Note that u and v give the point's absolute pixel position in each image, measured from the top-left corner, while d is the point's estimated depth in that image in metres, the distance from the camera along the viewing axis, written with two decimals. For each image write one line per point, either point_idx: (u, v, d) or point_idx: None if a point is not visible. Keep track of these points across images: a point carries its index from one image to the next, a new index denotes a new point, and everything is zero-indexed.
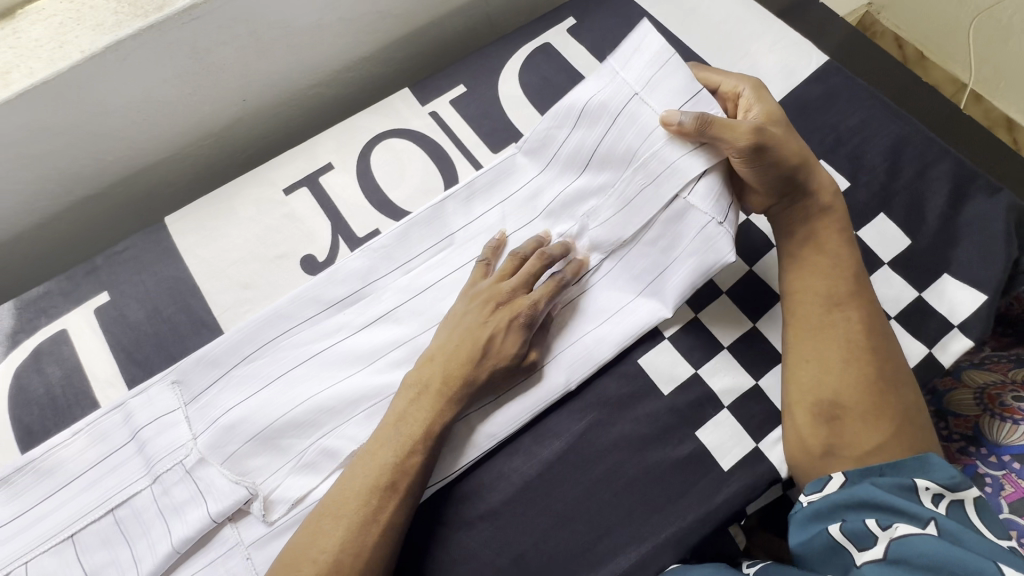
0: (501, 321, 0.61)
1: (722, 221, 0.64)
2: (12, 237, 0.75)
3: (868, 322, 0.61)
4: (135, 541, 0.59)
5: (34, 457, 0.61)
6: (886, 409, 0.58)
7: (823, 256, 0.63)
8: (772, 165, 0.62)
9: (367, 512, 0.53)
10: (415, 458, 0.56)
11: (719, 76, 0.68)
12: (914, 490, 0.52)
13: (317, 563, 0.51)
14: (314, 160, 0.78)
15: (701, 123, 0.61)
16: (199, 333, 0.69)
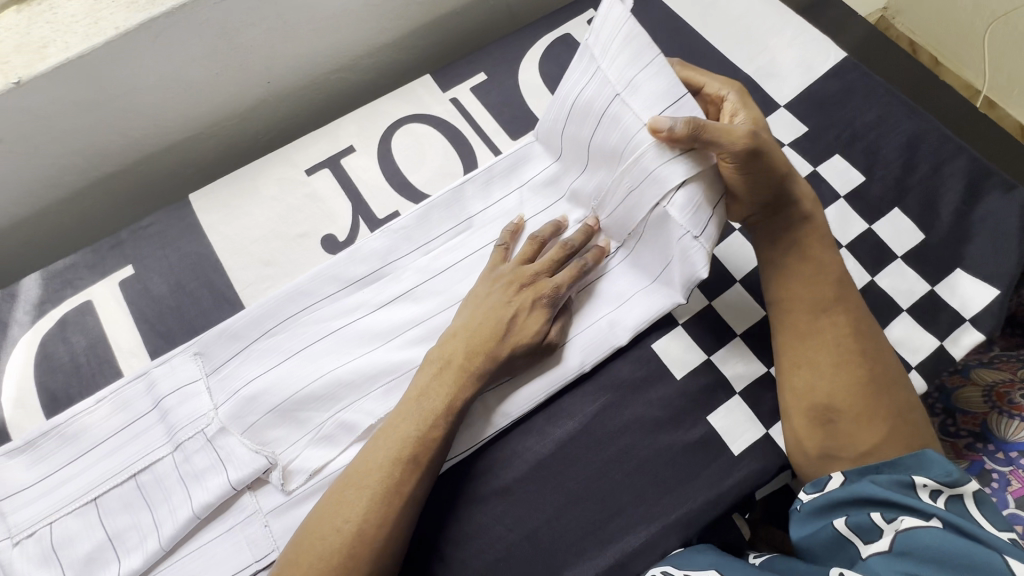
0: (526, 303, 0.62)
1: (698, 234, 0.58)
2: (41, 209, 0.77)
3: (855, 326, 0.60)
4: (157, 506, 0.60)
5: (59, 422, 0.63)
6: (880, 410, 0.57)
7: (809, 260, 0.62)
8: (763, 175, 0.58)
9: (389, 484, 0.54)
10: (437, 434, 0.57)
11: (702, 77, 0.66)
12: (912, 488, 0.52)
13: (342, 532, 0.52)
14: (336, 142, 0.79)
15: (693, 128, 0.55)
16: (221, 307, 0.70)
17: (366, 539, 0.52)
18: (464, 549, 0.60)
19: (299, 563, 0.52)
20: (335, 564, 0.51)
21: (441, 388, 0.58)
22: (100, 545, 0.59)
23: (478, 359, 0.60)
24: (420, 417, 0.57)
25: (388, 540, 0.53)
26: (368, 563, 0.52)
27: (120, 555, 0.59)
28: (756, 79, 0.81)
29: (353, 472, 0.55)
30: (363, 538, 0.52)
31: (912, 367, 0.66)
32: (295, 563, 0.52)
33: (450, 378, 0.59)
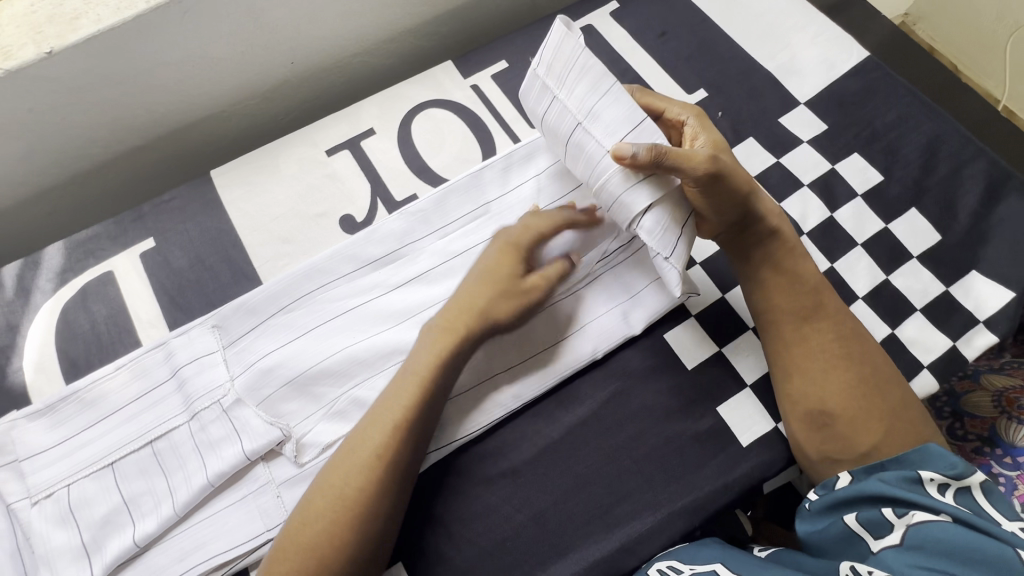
0: (515, 283, 0.61)
1: (668, 255, 0.59)
2: (67, 179, 0.79)
3: (840, 334, 0.61)
4: (171, 473, 0.60)
5: (79, 387, 0.64)
6: (874, 410, 0.58)
7: (789, 270, 0.63)
8: (726, 196, 0.59)
9: (380, 451, 0.54)
10: (423, 397, 0.57)
11: (663, 102, 0.66)
12: (919, 482, 0.52)
13: (339, 498, 0.53)
14: (357, 125, 0.80)
15: (656, 154, 0.54)
16: (239, 283, 0.71)
17: (363, 504, 0.53)
18: (471, 528, 0.60)
19: (302, 529, 0.52)
20: (335, 529, 0.52)
21: (424, 354, 0.58)
22: (115, 509, 0.59)
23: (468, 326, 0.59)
24: (404, 382, 0.57)
25: (386, 504, 0.54)
26: (366, 528, 0.52)
27: (134, 519, 0.59)
28: (777, 76, 0.81)
29: (349, 442, 0.56)
30: (360, 502, 0.53)
31: (924, 366, 0.66)
32: (297, 530, 0.52)
33: (434, 346, 0.58)
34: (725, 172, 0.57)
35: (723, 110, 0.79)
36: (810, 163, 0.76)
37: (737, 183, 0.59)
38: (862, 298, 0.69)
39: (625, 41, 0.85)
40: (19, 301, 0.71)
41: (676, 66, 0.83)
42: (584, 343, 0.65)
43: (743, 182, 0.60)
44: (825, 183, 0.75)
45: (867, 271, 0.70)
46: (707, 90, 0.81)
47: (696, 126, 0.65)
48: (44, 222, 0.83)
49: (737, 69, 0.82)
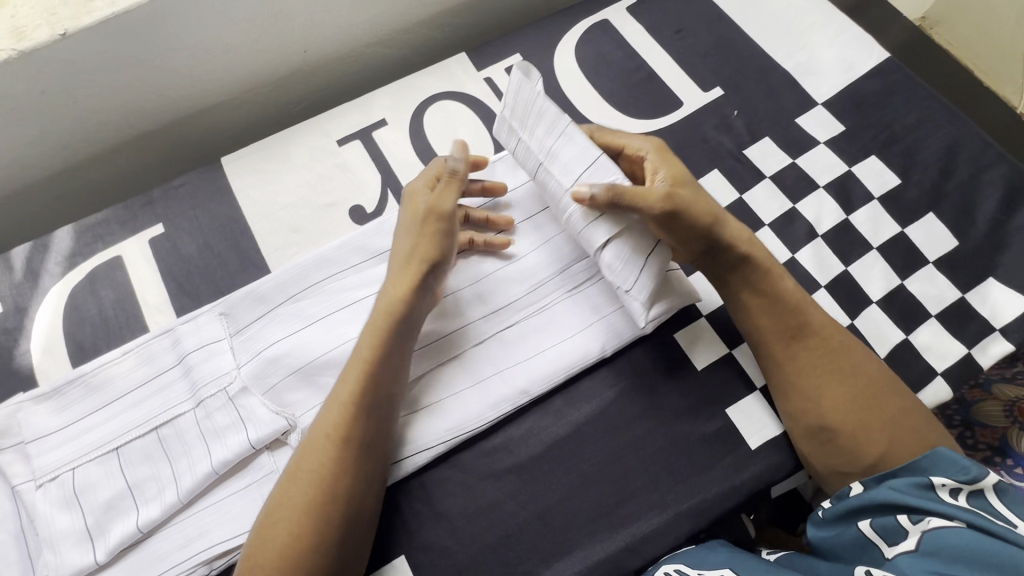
0: (416, 222, 0.60)
1: (629, 288, 0.60)
2: (78, 162, 0.79)
3: (828, 350, 0.60)
4: (176, 459, 0.60)
5: (86, 371, 0.64)
6: (873, 422, 0.57)
7: (774, 283, 0.61)
8: (689, 228, 0.58)
9: (332, 433, 0.54)
10: (363, 372, 0.56)
11: (622, 138, 0.64)
12: (931, 488, 0.51)
13: (299, 485, 0.53)
14: (369, 115, 0.79)
15: (613, 194, 0.55)
16: (248, 271, 0.71)
17: (322, 488, 0.52)
18: (475, 523, 0.60)
19: (273, 522, 0.52)
20: (298, 517, 0.51)
21: (366, 333, 0.58)
22: (119, 494, 0.59)
23: (399, 287, 0.59)
24: (351, 363, 0.57)
25: (344, 488, 0.53)
26: (324, 514, 0.52)
27: (137, 505, 0.59)
28: (795, 76, 0.80)
29: (309, 430, 0.56)
30: (319, 486, 0.52)
31: (938, 373, 0.65)
32: (267, 522, 0.52)
33: (371, 324, 0.58)
34: (685, 206, 0.57)
35: (739, 109, 0.78)
36: (826, 164, 0.75)
37: (702, 213, 0.58)
38: (876, 302, 0.68)
39: (641, 36, 0.84)
40: (28, 284, 0.71)
41: (693, 62, 0.82)
42: (585, 341, 0.65)
43: (710, 210, 0.59)
44: (841, 185, 0.74)
45: (882, 275, 0.69)
46: (723, 88, 0.80)
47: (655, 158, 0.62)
48: (55, 205, 0.83)
49: (754, 67, 0.81)
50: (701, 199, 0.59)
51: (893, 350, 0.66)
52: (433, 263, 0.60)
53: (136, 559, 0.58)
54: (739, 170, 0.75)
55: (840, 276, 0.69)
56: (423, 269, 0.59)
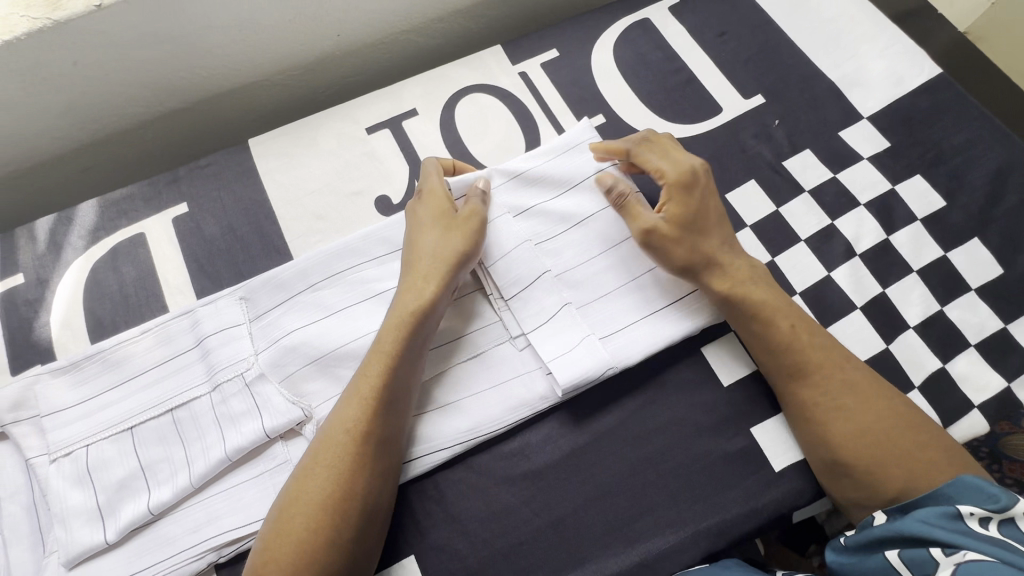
0: (446, 216, 0.63)
1: (601, 337, 0.62)
2: (106, 135, 0.79)
3: (834, 390, 0.57)
4: (190, 443, 0.59)
5: (104, 348, 0.63)
6: (885, 458, 0.55)
7: (768, 319, 0.60)
8: (671, 260, 0.62)
9: (350, 428, 0.54)
10: (387, 364, 0.56)
11: (653, 156, 0.65)
12: (959, 517, 0.48)
13: (317, 479, 0.52)
14: (399, 104, 0.78)
15: (616, 201, 0.64)
16: (270, 256, 0.70)
17: (340, 483, 0.52)
18: (488, 528, 0.58)
19: (288, 518, 0.51)
20: (315, 512, 0.51)
21: (388, 327, 0.58)
22: (132, 473, 0.58)
23: (428, 284, 0.60)
24: (371, 356, 0.57)
25: (362, 484, 0.53)
26: (340, 510, 0.51)
27: (150, 486, 0.58)
28: (840, 87, 0.77)
29: (325, 425, 0.56)
30: (337, 481, 0.52)
31: (974, 405, 0.63)
32: (282, 518, 0.51)
33: (393, 319, 0.58)
34: (660, 242, 0.62)
35: (781, 118, 0.76)
36: (868, 181, 0.72)
37: (682, 250, 0.62)
38: (913, 327, 0.65)
39: (682, 38, 0.81)
40: (50, 256, 0.70)
41: (734, 68, 0.79)
42: (604, 351, 0.61)
43: (696, 249, 0.62)
44: (883, 203, 0.71)
45: (921, 299, 0.66)
46: (765, 96, 0.77)
47: (676, 178, 0.63)
48: (81, 176, 0.83)
49: (799, 76, 0.78)
50: (694, 236, 0.62)
51: (929, 378, 0.63)
52: (462, 258, 0.61)
53: (146, 540, 0.57)
54: (777, 182, 0.72)
55: (877, 297, 0.67)
56: (450, 264, 0.60)
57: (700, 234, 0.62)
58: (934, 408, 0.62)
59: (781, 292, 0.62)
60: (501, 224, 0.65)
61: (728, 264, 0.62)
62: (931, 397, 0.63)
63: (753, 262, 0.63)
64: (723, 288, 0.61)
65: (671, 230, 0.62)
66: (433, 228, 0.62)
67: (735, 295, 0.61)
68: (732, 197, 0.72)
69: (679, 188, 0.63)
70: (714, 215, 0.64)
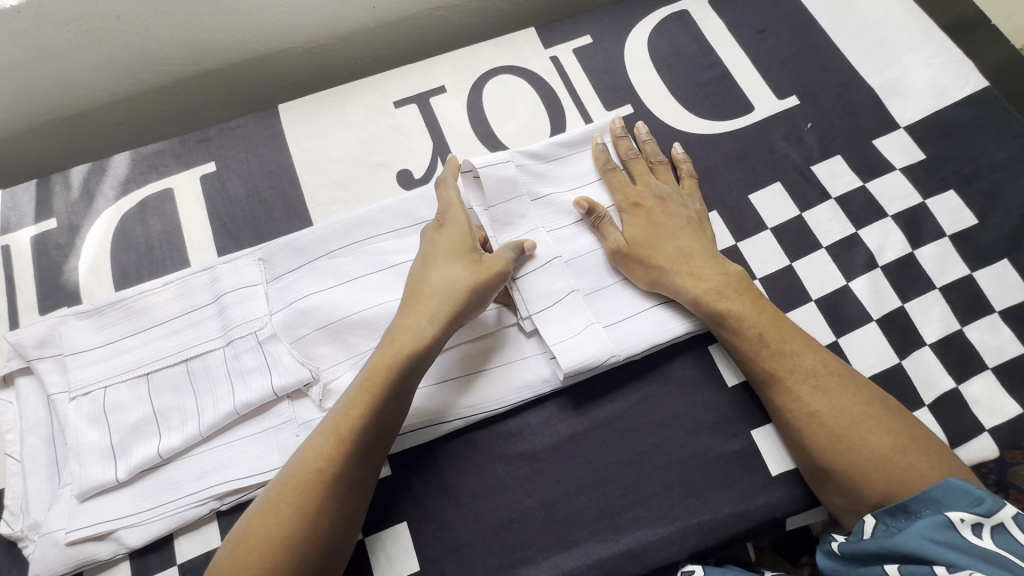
0: (470, 254, 0.60)
1: (605, 325, 0.62)
2: (143, 91, 0.81)
3: (809, 401, 0.57)
4: (201, 393, 0.61)
5: (126, 296, 0.66)
6: (861, 464, 0.54)
7: (743, 326, 0.60)
8: (642, 274, 0.63)
9: (322, 466, 0.53)
10: (370, 406, 0.55)
11: (615, 186, 0.67)
12: (953, 527, 0.48)
13: (279, 510, 0.52)
14: (428, 80, 0.78)
15: (592, 223, 0.65)
16: (291, 220, 0.71)
17: (302, 518, 0.52)
18: (481, 503, 0.59)
19: (247, 545, 0.51)
20: (272, 544, 0.51)
21: (376, 365, 0.56)
22: (145, 418, 0.61)
23: (431, 326, 0.58)
24: (354, 391, 0.56)
25: (327, 522, 0.52)
26: (294, 549, 0.51)
27: (161, 431, 0.60)
28: (879, 94, 0.75)
29: (298, 454, 0.55)
30: (299, 517, 0.52)
31: (985, 429, 0.61)
32: (241, 544, 0.51)
33: (383, 355, 0.57)
34: (625, 262, 0.63)
35: (813, 122, 0.74)
36: (898, 192, 0.70)
37: (635, 269, 0.63)
38: (929, 344, 0.64)
39: (719, 32, 0.80)
40: (82, 204, 0.73)
41: (770, 67, 0.77)
42: (607, 338, 0.61)
43: (654, 264, 0.62)
44: (911, 216, 0.69)
45: (941, 317, 0.65)
46: (800, 97, 0.75)
47: (628, 205, 0.66)
48: (118, 130, 0.86)
49: (837, 79, 0.76)
50: (650, 255, 0.63)
51: (941, 398, 0.62)
52: (472, 304, 0.59)
53: (153, 482, 0.60)
54: (803, 186, 0.71)
55: (895, 312, 0.65)
56: (461, 306, 0.59)
57: (660, 252, 0.63)
58: (943, 429, 0.61)
59: (756, 293, 0.62)
60: (517, 205, 0.66)
61: (696, 274, 0.62)
62: (941, 416, 0.62)
63: (731, 267, 0.63)
64: (687, 298, 0.61)
65: (626, 248, 0.63)
66: (452, 263, 0.60)
67: (701, 302, 0.60)
68: (755, 198, 0.71)
69: (630, 212, 0.66)
70: (674, 234, 0.64)
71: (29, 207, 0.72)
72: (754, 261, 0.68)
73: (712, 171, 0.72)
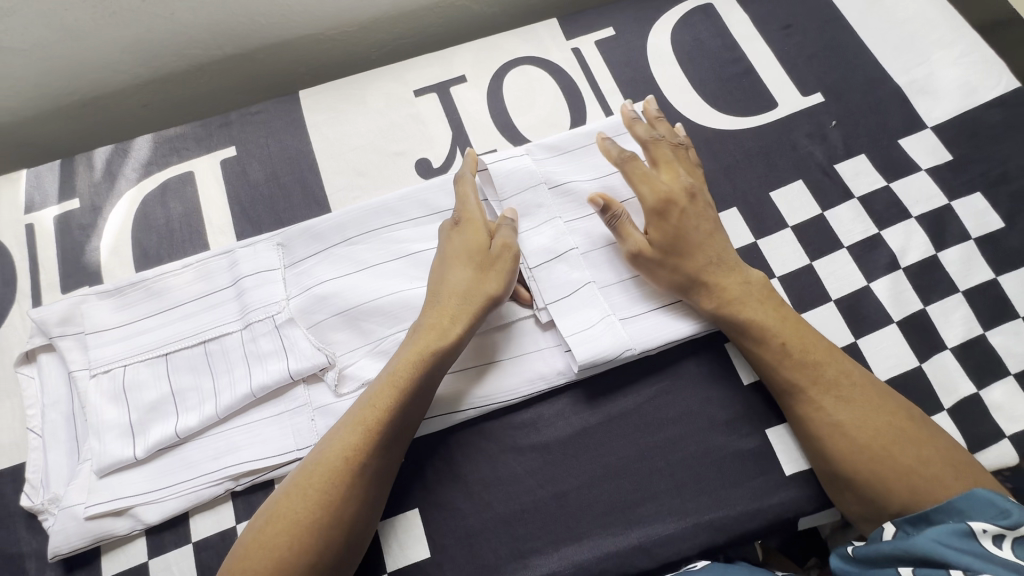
0: (482, 253, 0.60)
1: (622, 318, 0.62)
2: (166, 75, 0.82)
3: (835, 410, 0.56)
4: (218, 374, 0.62)
5: (147, 277, 0.66)
6: (885, 474, 0.53)
7: (767, 331, 0.59)
8: (664, 280, 0.62)
9: (350, 456, 0.54)
10: (397, 399, 0.55)
11: (638, 179, 0.64)
12: (973, 536, 0.48)
13: (307, 496, 0.52)
14: (449, 69, 0.78)
15: (610, 220, 0.62)
16: (309, 207, 0.72)
17: (329, 505, 0.52)
18: (494, 494, 0.60)
19: (272, 529, 0.52)
20: (300, 530, 0.51)
21: (405, 360, 0.57)
22: (163, 397, 0.61)
23: (456, 325, 0.58)
24: (381, 385, 0.56)
25: (352, 510, 0.53)
26: (321, 534, 0.51)
27: (178, 411, 0.61)
28: (906, 93, 0.74)
29: (323, 443, 0.55)
30: (327, 504, 0.52)
31: (1005, 436, 0.60)
32: (266, 529, 0.52)
33: (412, 350, 0.57)
34: (646, 269, 0.62)
35: (838, 120, 0.73)
36: (924, 194, 0.69)
37: (660, 275, 0.62)
38: (950, 348, 0.63)
39: (744, 27, 0.79)
40: (104, 185, 0.73)
41: (796, 63, 0.76)
42: (623, 332, 0.61)
43: (678, 272, 0.61)
44: (936, 218, 0.68)
45: (963, 321, 0.64)
46: (825, 94, 0.74)
47: (656, 200, 0.62)
48: (141, 114, 0.87)
49: (863, 77, 0.75)
50: (677, 259, 0.61)
51: (961, 403, 0.61)
52: (490, 301, 0.60)
53: (170, 461, 0.60)
54: (826, 184, 0.70)
55: (917, 314, 0.64)
56: (482, 305, 0.59)
57: (685, 257, 0.61)
58: (962, 434, 0.60)
59: (777, 300, 0.61)
60: (534, 194, 0.65)
61: (721, 284, 0.61)
62: (960, 421, 0.61)
63: (756, 275, 0.62)
64: (709, 307, 0.61)
65: (647, 253, 0.61)
66: (469, 263, 0.60)
67: (722, 313, 0.60)
68: (777, 196, 0.70)
69: (657, 211, 0.62)
70: (698, 237, 0.62)
71: (53, 187, 0.73)
72: (773, 259, 0.67)
73: (733, 168, 0.71)
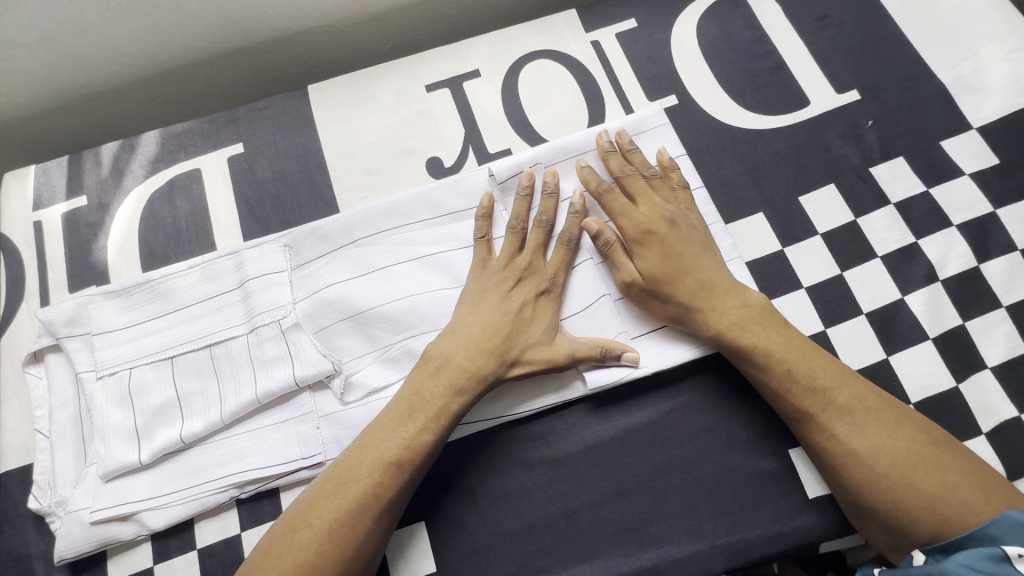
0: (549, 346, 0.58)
1: (633, 336, 0.61)
2: (172, 67, 0.80)
3: (857, 438, 0.52)
4: (224, 380, 0.61)
5: (153, 278, 0.65)
6: (910, 503, 0.50)
7: (793, 364, 0.55)
8: (661, 311, 0.59)
9: (375, 491, 0.53)
10: (429, 443, 0.55)
11: (617, 211, 0.62)
12: (1008, 561, 0.46)
13: (331, 527, 0.52)
14: (462, 63, 0.75)
15: (601, 248, 0.61)
16: (317, 208, 0.70)
17: (352, 537, 0.52)
18: (502, 509, 0.58)
19: (288, 554, 0.51)
20: (320, 558, 0.51)
21: (439, 408, 0.55)
22: (169, 401, 0.60)
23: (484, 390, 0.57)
24: (413, 424, 0.55)
25: (374, 541, 0.53)
26: (343, 564, 0.51)
27: (184, 416, 0.60)
28: (951, 90, 0.69)
29: (342, 473, 0.54)
30: (348, 535, 0.52)
31: None
32: (282, 554, 0.51)
33: (448, 397, 0.56)
34: (639, 301, 0.60)
35: (874, 119, 0.68)
36: (966, 200, 0.65)
37: (652, 305, 0.59)
38: (991, 367, 0.59)
39: (775, 18, 0.74)
40: (112, 181, 0.72)
41: (830, 57, 0.72)
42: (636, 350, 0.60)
43: (671, 303, 0.58)
44: (979, 226, 0.64)
45: (1006, 338, 0.60)
46: (862, 92, 0.70)
47: (636, 232, 0.61)
48: (149, 109, 0.86)
49: (904, 73, 0.70)
50: (667, 291, 0.58)
51: (1000, 427, 0.58)
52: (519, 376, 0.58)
53: (174, 467, 0.60)
54: (859, 189, 0.66)
55: (954, 330, 0.60)
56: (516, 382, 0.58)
57: (673, 286, 0.58)
58: (1001, 460, 0.57)
59: (781, 322, 0.57)
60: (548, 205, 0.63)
61: (716, 309, 0.57)
62: (999, 445, 0.57)
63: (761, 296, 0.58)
64: (708, 333, 0.57)
65: (640, 284, 0.59)
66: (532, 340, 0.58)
67: (723, 337, 0.57)
68: (806, 200, 0.66)
69: (640, 242, 0.60)
70: (692, 265, 0.59)
71: (60, 184, 0.72)
72: (801, 269, 0.64)
73: (760, 170, 0.67)
